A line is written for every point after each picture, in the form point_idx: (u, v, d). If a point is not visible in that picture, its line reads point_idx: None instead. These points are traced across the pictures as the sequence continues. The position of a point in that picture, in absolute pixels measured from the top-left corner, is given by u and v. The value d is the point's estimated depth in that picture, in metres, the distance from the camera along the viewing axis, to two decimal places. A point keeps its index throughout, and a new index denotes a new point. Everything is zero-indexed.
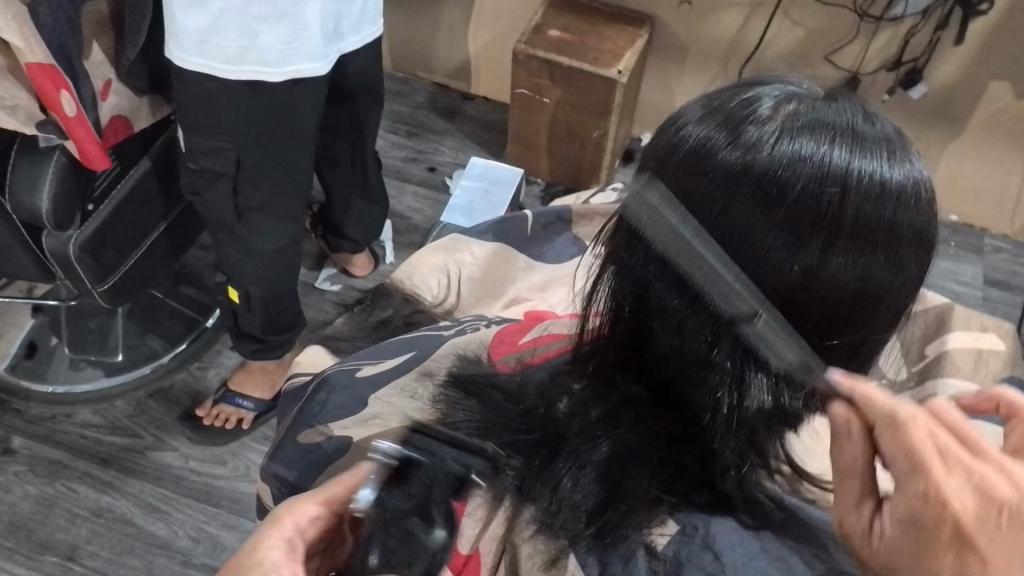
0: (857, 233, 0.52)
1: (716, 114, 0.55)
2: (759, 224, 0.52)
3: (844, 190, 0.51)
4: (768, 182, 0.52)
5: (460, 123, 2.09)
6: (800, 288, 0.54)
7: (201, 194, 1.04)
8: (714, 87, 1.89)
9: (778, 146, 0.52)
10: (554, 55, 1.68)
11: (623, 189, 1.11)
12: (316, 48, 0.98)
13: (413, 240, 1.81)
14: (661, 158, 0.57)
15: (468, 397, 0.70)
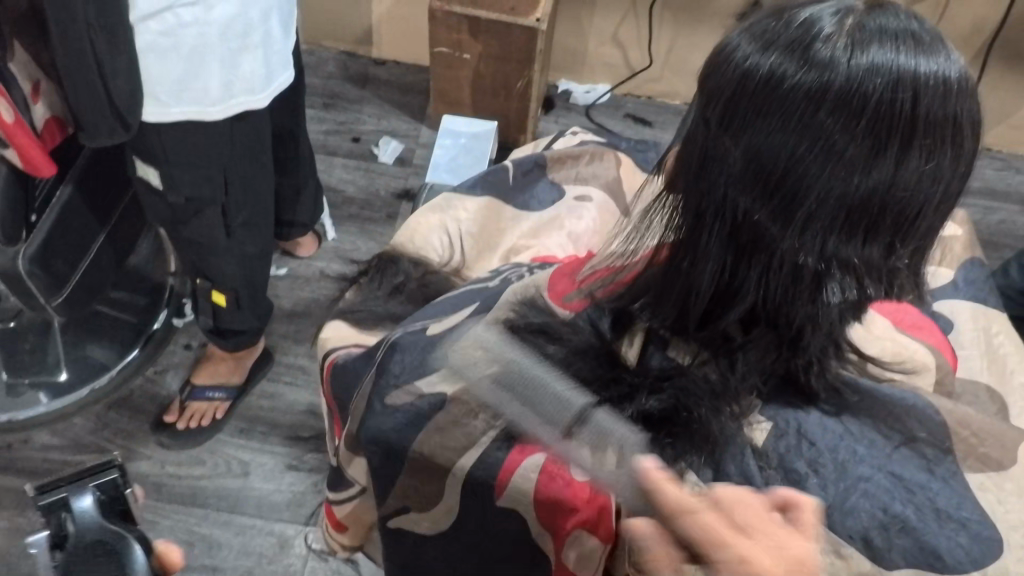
0: (932, 137, 0.47)
1: (771, 37, 0.48)
2: (841, 144, 0.47)
3: (921, 95, 0.46)
4: (845, 100, 0.46)
5: (376, 89, 2.05)
6: (879, 200, 0.49)
7: (187, 223, 1.15)
8: (624, 26, 1.93)
9: (849, 59, 0.46)
10: (474, 10, 1.68)
11: (582, 132, 1.14)
12: (281, 56, 1.08)
13: (352, 212, 1.79)
14: (718, 87, 0.49)
15: (539, 336, 0.63)
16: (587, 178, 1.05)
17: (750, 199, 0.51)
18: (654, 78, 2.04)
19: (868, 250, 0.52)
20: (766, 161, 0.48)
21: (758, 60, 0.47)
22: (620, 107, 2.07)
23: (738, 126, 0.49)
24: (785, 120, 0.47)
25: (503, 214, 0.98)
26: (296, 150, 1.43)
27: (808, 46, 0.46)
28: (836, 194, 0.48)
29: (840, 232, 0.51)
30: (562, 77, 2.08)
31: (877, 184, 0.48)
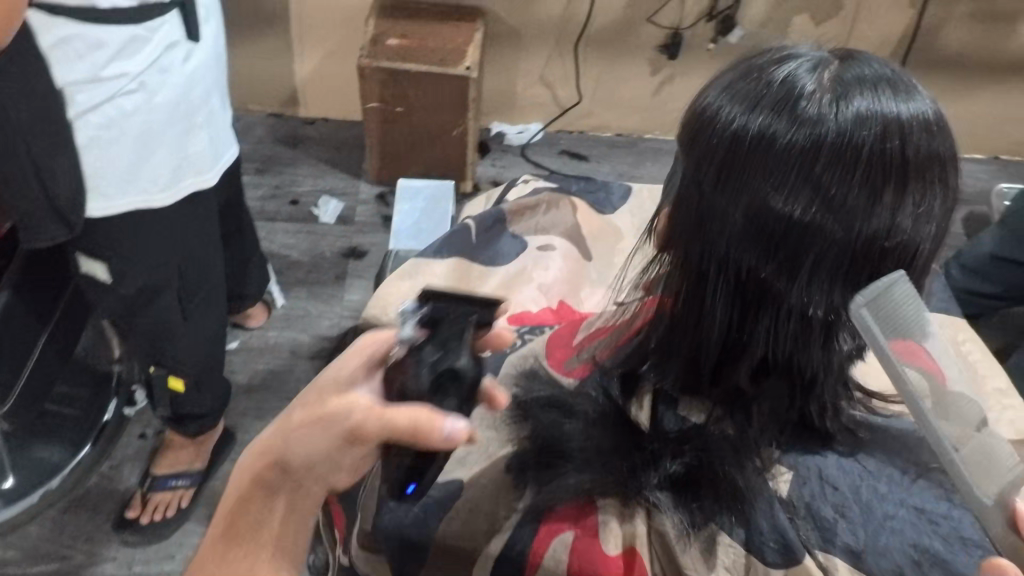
0: (922, 178, 0.49)
1: (756, 97, 0.49)
2: (839, 195, 0.48)
3: (909, 140, 0.48)
4: (840, 153, 0.47)
5: (309, 149, 2.02)
6: (880, 244, 0.50)
7: (140, 313, 1.11)
8: (551, 67, 1.96)
9: (838, 112, 0.47)
10: (400, 64, 1.69)
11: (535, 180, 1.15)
12: (225, 130, 1.09)
13: (300, 276, 1.75)
14: (710, 150, 0.50)
15: (550, 409, 0.66)
16: (546, 228, 1.06)
17: (754, 255, 0.52)
18: (584, 113, 2.07)
19: (873, 294, 0.53)
20: (767, 218, 0.49)
21: (747, 120, 0.49)
22: (554, 143, 2.08)
23: (736, 186, 0.50)
24: (782, 176, 0.48)
25: (471, 272, 0.98)
26: (237, 223, 1.40)
27: (795, 103, 0.48)
28: (839, 242, 0.49)
29: (845, 278, 0.51)
30: (494, 120, 2.07)
31: (877, 231, 0.49)
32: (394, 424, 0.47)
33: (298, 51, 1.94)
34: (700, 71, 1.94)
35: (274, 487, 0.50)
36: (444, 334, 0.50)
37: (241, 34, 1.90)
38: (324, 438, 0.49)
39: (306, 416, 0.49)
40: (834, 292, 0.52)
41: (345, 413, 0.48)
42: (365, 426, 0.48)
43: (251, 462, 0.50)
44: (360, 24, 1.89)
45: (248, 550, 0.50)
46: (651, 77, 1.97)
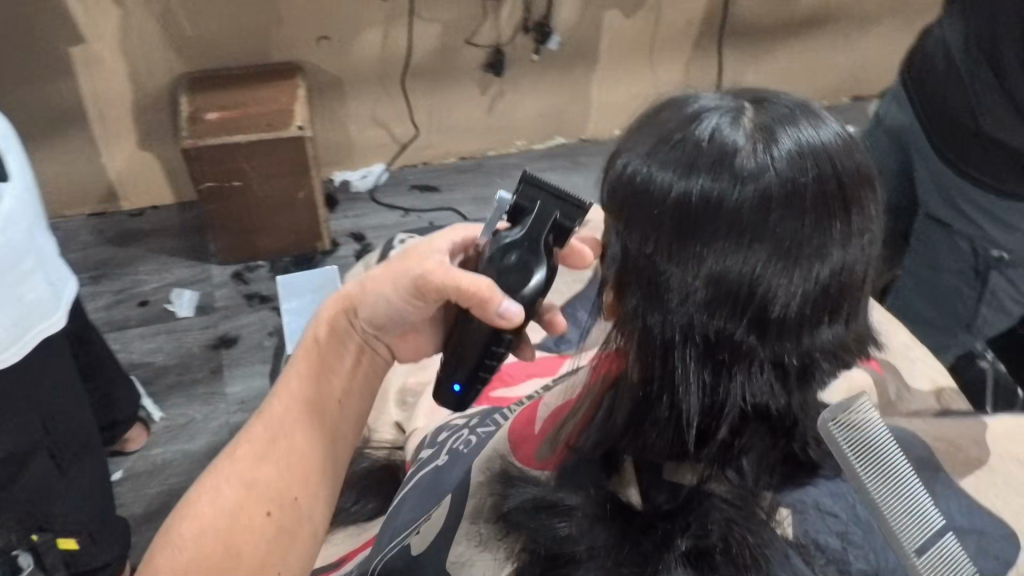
0: (863, 206, 0.47)
1: (684, 158, 0.46)
2: (798, 240, 0.45)
3: (846, 170, 0.46)
4: (787, 196, 0.44)
5: (146, 242, 1.84)
6: (843, 280, 0.47)
7: (9, 487, 0.97)
8: (381, 106, 1.90)
9: (773, 155, 0.44)
10: (229, 137, 1.57)
11: (410, 241, 1.12)
12: (60, 266, 0.98)
13: (172, 381, 1.59)
14: (653, 220, 0.47)
15: (537, 510, 0.53)
16: None
17: (718, 319, 0.47)
18: (424, 145, 2.03)
19: (840, 332, 0.50)
20: (727, 279, 0.46)
21: (682, 182, 0.45)
22: (401, 181, 2.04)
23: (687, 252, 0.46)
24: (734, 232, 0.45)
25: None
26: (90, 352, 1.26)
27: (729, 154, 0.45)
28: (807, 287, 0.46)
29: (817, 319, 0.48)
30: (335, 170, 2.01)
31: (835, 269, 0.46)
32: (460, 285, 0.52)
33: (107, 141, 1.76)
34: (529, 81, 1.96)
35: (348, 331, 0.63)
36: (523, 224, 0.50)
37: (38, 136, 1.70)
38: (390, 287, 0.59)
39: (381, 273, 0.60)
40: (804, 338, 0.48)
41: (410, 265, 0.57)
42: (431, 279, 0.54)
43: (334, 308, 0.63)
44: (171, 102, 1.74)
45: (318, 388, 0.62)
46: (482, 96, 1.96)
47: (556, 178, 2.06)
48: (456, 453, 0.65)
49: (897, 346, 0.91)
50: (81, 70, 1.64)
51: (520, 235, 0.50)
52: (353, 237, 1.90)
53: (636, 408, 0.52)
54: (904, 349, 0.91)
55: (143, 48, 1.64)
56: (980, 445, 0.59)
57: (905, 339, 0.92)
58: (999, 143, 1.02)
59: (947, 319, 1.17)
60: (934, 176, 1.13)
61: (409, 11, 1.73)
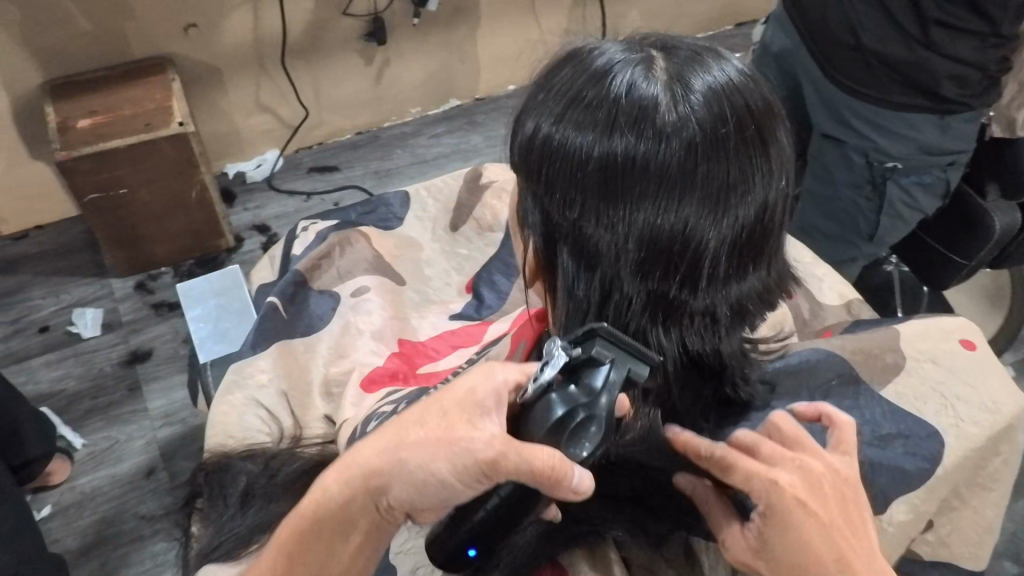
0: (775, 141, 0.47)
1: (601, 117, 0.44)
2: (720, 186, 0.44)
3: (756, 110, 0.45)
4: (709, 144, 0.43)
5: (35, 267, 1.73)
6: (763, 217, 0.47)
7: None
8: (264, 90, 1.81)
9: (690, 104, 0.43)
10: (104, 144, 1.46)
11: (314, 226, 1.07)
12: None
13: (87, 406, 1.51)
14: (579, 185, 0.45)
15: None
16: (350, 270, 0.99)
17: (652, 275, 0.47)
18: (314, 124, 1.96)
19: (767, 273, 0.50)
20: (660, 234, 0.45)
21: (605, 142, 0.44)
22: (299, 165, 1.98)
23: (620, 213, 0.45)
24: (663, 187, 0.44)
25: (300, 353, 0.88)
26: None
27: (650, 109, 0.43)
28: (733, 232, 0.46)
29: (741, 262, 0.48)
30: (226, 163, 1.92)
31: (760, 207, 0.46)
32: (533, 465, 0.43)
33: None
34: (413, 47, 1.90)
35: (365, 513, 0.49)
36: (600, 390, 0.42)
37: None
38: (442, 466, 0.46)
39: (425, 439, 0.47)
40: (732, 279, 0.48)
41: (470, 444, 0.45)
42: (502, 461, 0.44)
43: (347, 482, 0.49)
44: (38, 119, 1.59)
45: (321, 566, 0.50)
46: (367, 67, 1.89)
47: (454, 140, 2.04)
48: None
49: (804, 266, 0.93)
50: None
51: (604, 404, 0.42)
52: (256, 229, 1.84)
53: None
54: (812, 269, 0.93)
55: None
56: (895, 352, 0.72)
57: (811, 258, 0.94)
58: (881, 56, 1.04)
59: (848, 231, 1.22)
60: (824, 94, 1.16)
61: None
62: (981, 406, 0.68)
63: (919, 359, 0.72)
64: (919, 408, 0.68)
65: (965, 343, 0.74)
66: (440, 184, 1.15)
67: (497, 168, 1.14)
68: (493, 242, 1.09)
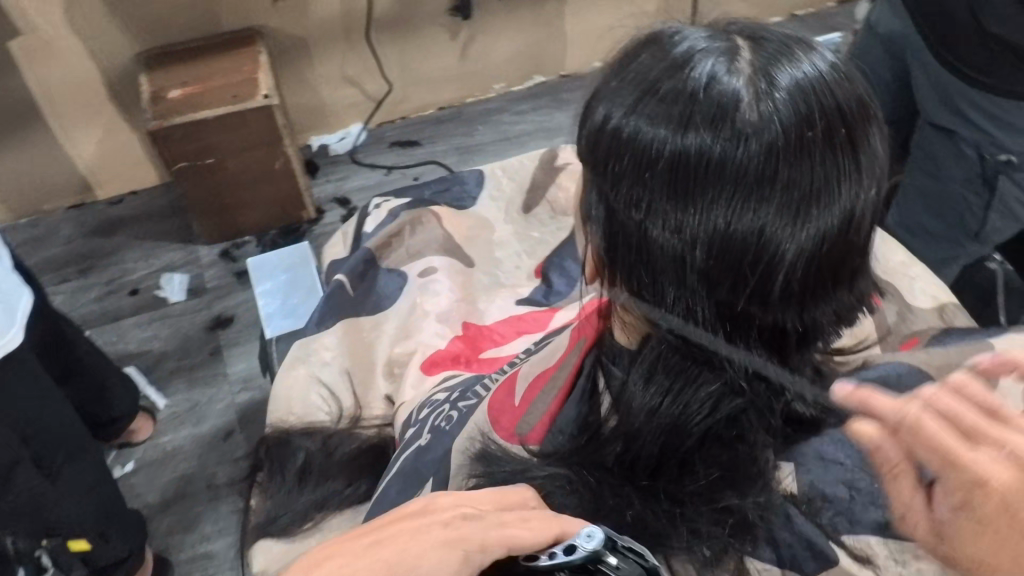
0: (867, 147, 0.40)
1: (676, 113, 0.38)
2: (799, 195, 0.38)
3: (848, 110, 0.39)
4: (794, 148, 0.37)
5: (127, 231, 1.77)
6: (847, 231, 0.40)
7: None
8: (350, 63, 1.81)
9: (773, 103, 0.37)
10: (196, 114, 1.48)
11: (385, 205, 1.08)
12: (8, 282, 0.84)
13: (172, 367, 1.54)
14: (647, 184, 0.39)
15: None
16: (419, 249, 0.99)
17: (719, 288, 0.40)
18: (400, 97, 1.96)
19: (846, 291, 0.43)
20: (731, 243, 0.38)
21: (678, 138, 0.38)
22: (382, 138, 1.97)
23: (688, 218, 0.39)
24: (738, 190, 0.37)
25: (365, 329, 0.89)
26: (88, 367, 1.16)
27: (731, 108, 0.37)
28: (812, 248, 0.39)
29: (818, 281, 0.41)
30: (312, 135, 1.93)
31: (844, 219, 0.40)
32: None
33: (71, 135, 1.66)
34: (498, 21, 1.87)
35: None
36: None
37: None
38: None
39: None
40: (807, 297, 0.41)
41: None
42: None
43: None
44: (133, 91, 1.63)
45: None
46: (452, 42, 1.87)
47: (540, 118, 2.00)
48: (440, 432, 0.61)
49: (894, 265, 0.88)
50: (28, 67, 1.51)
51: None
52: (337, 202, 1.83)
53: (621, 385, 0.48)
54: (905, 269, 0.88)
55: (95, 36, 1.52)
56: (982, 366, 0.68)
57: (903, 258, 0.89)
58: (1002, 40, 0.92)
59: (954, 226, 1.12)
60: (936, 79, 1.07)
61: None
62: None
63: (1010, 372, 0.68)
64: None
65: None
66: (517, 165, 1.13)
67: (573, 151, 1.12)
68: (565, 227, 1.07)
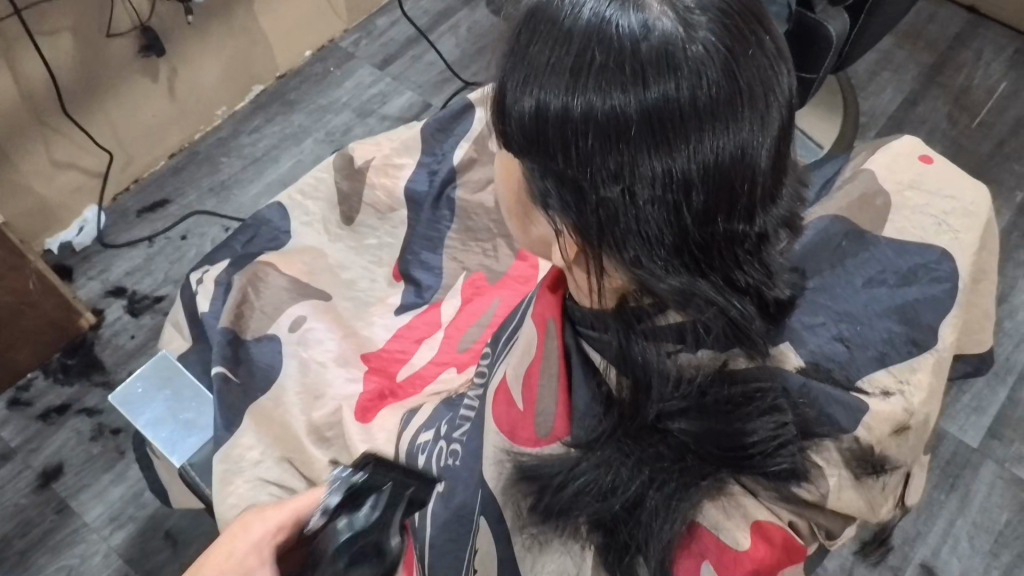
0: (770, 33, 0.43)
1: (626, 71, 0.38)
2: (755, 103, 0.40)
3: (752, 7, 0.41)
4: (737, 61, 0.39)
5: None
6: (787, 117, 0.43)
7: None
8: (57, 148, 1.30)
9: (705, 28, 0.38)
10: None
11: (208, 271, 0.96)
12: None
13: (18, 547, 1.12)
14: (624, 151, 0.39)
15: None
16: (273, 308, 0.91)
17: (713, 219, 0.42)
18: (124, 164, 1.46)
19: (790, 169, 0.47)
20: (717, 172, 0.40)
21: (638, 98, 0.38)
22: (126, 210, 1.48)
23: (674, 166, 0.39)
24: (711, 122, 0.38)
25: (270, 408, 0.83)
26: None
27: (676, 48, 0.37)
28: (773, 145, 0.42)
29: (779, 172, 0.44)
30: (45, 238, 1.39)
31: (784, 107, 0.42)
32: None
33: None
34: (196, 45, 1.42)
35: None
36: None
37: None
38: None
39: None
40: (775, 190, 0.44)
41: None
42: None
43: None
44: None
45: None
46: (155, 84, 1.40)
47: (277, 127, 1.59)
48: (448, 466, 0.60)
49: None
50: None
51: None
52: (112, 292, 1.37)
53: (624, 344, 0.49)
54: None
55: None
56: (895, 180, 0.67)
57: None
58: None
59: None
60: None
61: (23, 35, 1.13)
62: (970, 210, 0.65)
63: (899, 188, 0.66)
64: (921, 235, 0.63)
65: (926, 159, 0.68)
66: (313, 181, 1.02)
67: (366, 146, 1.03)
68: (398, 222, 1.01)
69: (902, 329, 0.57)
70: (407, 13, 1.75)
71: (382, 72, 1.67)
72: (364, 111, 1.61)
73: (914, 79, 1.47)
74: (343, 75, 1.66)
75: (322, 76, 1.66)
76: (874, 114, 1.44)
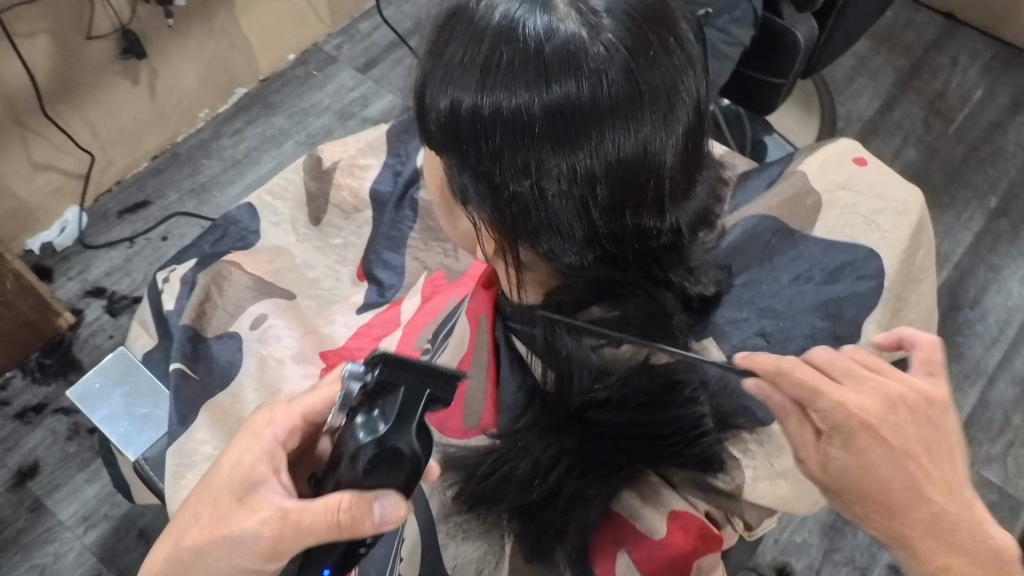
0: (681, 36, 0.44)
1: (531, 70, 0.39)
2: (661, 102, 0.41)
3: (660, 10, 0.42)
4: (640, 62, 0.40)
5: None
6: (697, 117, 0.44)
7: None
8: (35, 149, 1.31)
9: (609, 30, 0.39)
10: None
11: (172, 273, 0.97)
12: None
13: None
14: (532, 147, 0.40)
15: None
16: (237, 308, 0.92)
17: (622, 213, 0.43)
18: (104, 166, 1.46)
19: (706, 167, 0.48)
20: (623, 169, 0.41)
21: (543, 96, 0.39)
22: (106, 212, 1.48)
23: (578, 164, 0.40)
24: (614, 121, 0.40)
25: (228, 404, 0.85)
26: None
27: (579, 48, 0.39)
28: (681, 144, 0.43)
29: (691, 170, 0.45)
30: (24, 239, 1.39)
31: (693, 108, 0.43)
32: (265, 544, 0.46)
33: None
34: (175, 47, 1.42)
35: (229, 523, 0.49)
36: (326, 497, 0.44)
37: None
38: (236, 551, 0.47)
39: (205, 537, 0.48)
40: (686, 187, 0.45)
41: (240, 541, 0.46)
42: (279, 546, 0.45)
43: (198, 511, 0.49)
44: None
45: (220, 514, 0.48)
46: (135, 87, 1.41)
47: (259, 129, 1.60)
48: None
49: None
50: None
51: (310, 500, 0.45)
52: (91, 293, 1.38)
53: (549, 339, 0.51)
54: None
55: None
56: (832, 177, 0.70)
57: None
58: None
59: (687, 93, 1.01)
60: None
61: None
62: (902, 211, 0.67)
63: (832, 187, 0.69)
64: (848, 233, 0.66)
65: (860, 161, 0.71)
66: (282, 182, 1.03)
67: (335, 147, 1.04)
68: (365, 222, 1.02)
69: (825, 324, 0.61)
70: (389, 17, 1.76)
71: (364, 75, 1.68)
72: (345, 114, 1.63)
73: (890, 84, 1.49)
74: (325, 78, 1.68)
75: (304, 79, 1.68)
76: (849, 119, 1.45)
